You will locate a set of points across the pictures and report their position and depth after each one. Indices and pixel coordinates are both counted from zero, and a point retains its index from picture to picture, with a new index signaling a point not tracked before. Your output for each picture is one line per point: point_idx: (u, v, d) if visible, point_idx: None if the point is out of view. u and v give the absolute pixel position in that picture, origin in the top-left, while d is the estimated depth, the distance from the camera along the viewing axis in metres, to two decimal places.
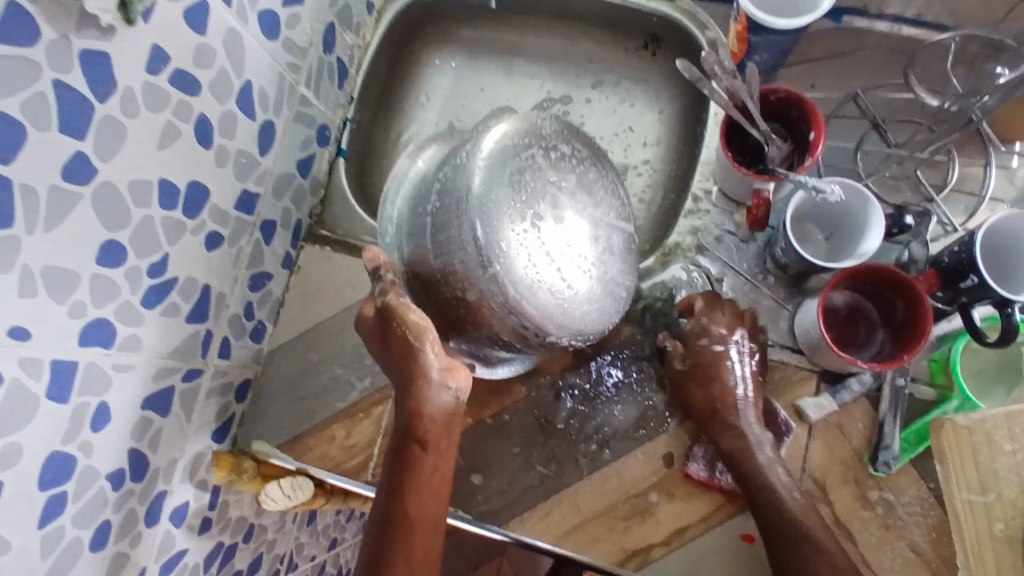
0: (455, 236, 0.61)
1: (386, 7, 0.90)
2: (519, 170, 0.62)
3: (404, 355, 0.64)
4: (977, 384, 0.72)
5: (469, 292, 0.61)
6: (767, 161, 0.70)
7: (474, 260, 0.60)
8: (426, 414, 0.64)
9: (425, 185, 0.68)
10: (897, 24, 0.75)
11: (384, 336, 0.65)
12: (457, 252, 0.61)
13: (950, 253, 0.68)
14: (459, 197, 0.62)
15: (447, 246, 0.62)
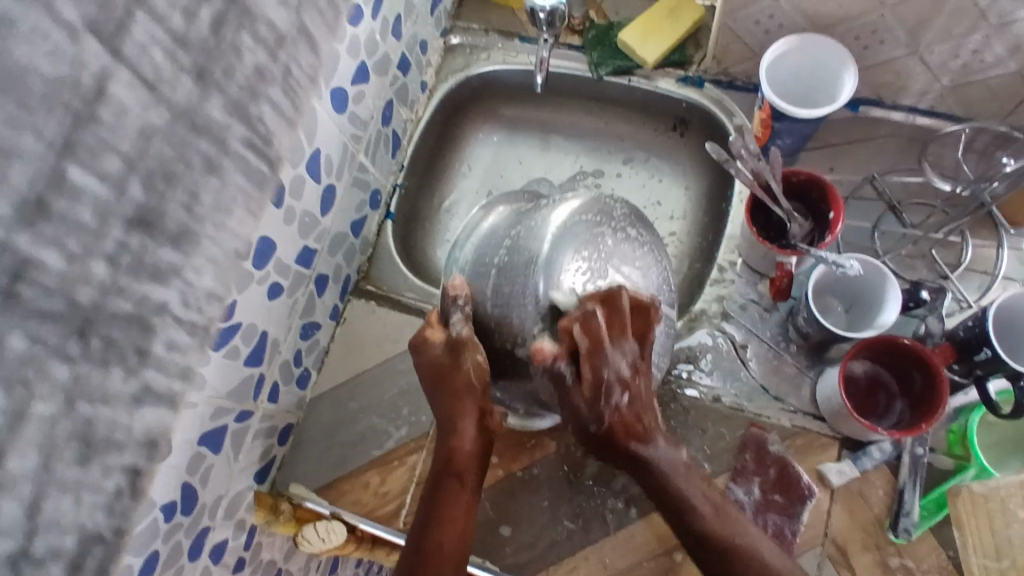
0: (517, 292, 0.64)
1: (437, 85, 0.98)
2: (594, 242, 0.66)
3: (457, 389, 0.67)
4: (994, 455, 0.75)
5: (519, 349, 0.64)
6: (789, 237, 0.75)
7: (532, 319, 0.63)
8: (463, 449, 0.66)
9: (493, 237, 0.69)
10: (911, 114, 0.83)
11: (447, 368, 0.67)
12: (516, 308, 0.64)
13: (964, 327, 0.71)
14: (531, 258, 0.65)
15: (508, 299, 0.64)
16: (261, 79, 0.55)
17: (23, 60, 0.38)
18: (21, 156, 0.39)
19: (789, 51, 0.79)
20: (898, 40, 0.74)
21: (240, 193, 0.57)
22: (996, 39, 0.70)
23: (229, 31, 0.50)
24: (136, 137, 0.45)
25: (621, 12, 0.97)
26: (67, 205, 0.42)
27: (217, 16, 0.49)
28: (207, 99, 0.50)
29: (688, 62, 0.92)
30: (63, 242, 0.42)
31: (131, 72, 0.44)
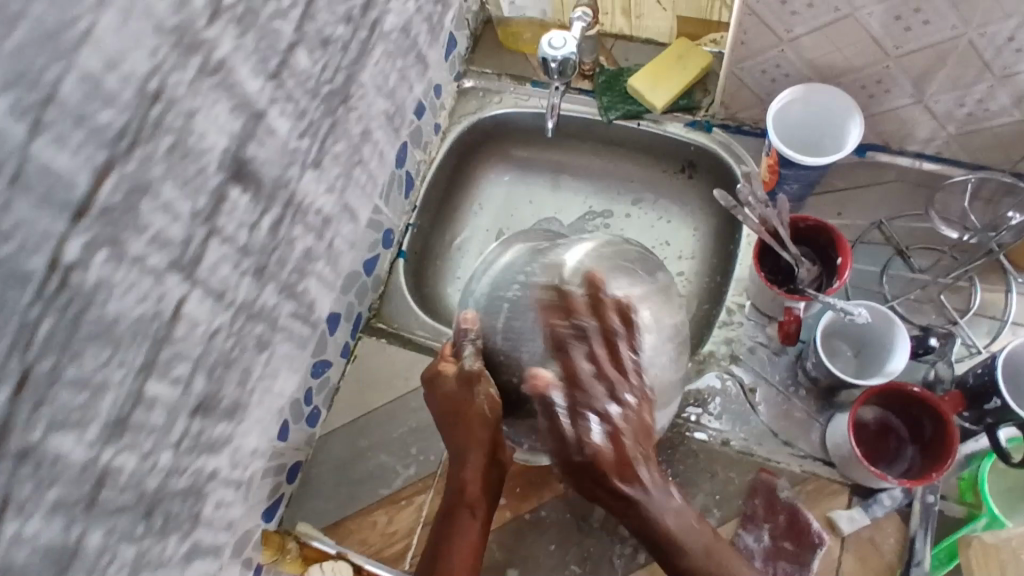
0: (524, 328, 0.64)
1: (451, 127, 1.00)
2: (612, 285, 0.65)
3: (466, 424, 0.69)
4: (1005, 502, 0.74)
5: (523, 385, 0.65)
6: (798, 281, 0.76)
7: (539, 355, 0.63)
8: (469, 484, 0.69)
9: (510, 268, 0.70)
10: (919, 160, 0.84)
11: (458, 403, 0.69)
12: (525, 343, 0.64)
13: (974, 374, 0.72)
14: (540, 295, 0.65)
15: (516, 334, 0.65)
16: (309, 257, 0.69)
17: (114, 312, 0.44)
18: (112, 385, 0.46)
19: (796, 100, 0.80)
20: (904, 89, 0.76)
21: (284, 357, 0.70)
22: (1001, 90, 0.71)
23: (285, 227, 0.62)
24: (202, 341, 0.54)
25: (631, 58, 0.99)
26: (142, 415, 0.50)
27: (274, 223, 0.60)
28: (265, 289, 0.62)
29: (697, 107, 0.93)
30: (139, 442, 0.50)
31: (202, 291, 0.52)
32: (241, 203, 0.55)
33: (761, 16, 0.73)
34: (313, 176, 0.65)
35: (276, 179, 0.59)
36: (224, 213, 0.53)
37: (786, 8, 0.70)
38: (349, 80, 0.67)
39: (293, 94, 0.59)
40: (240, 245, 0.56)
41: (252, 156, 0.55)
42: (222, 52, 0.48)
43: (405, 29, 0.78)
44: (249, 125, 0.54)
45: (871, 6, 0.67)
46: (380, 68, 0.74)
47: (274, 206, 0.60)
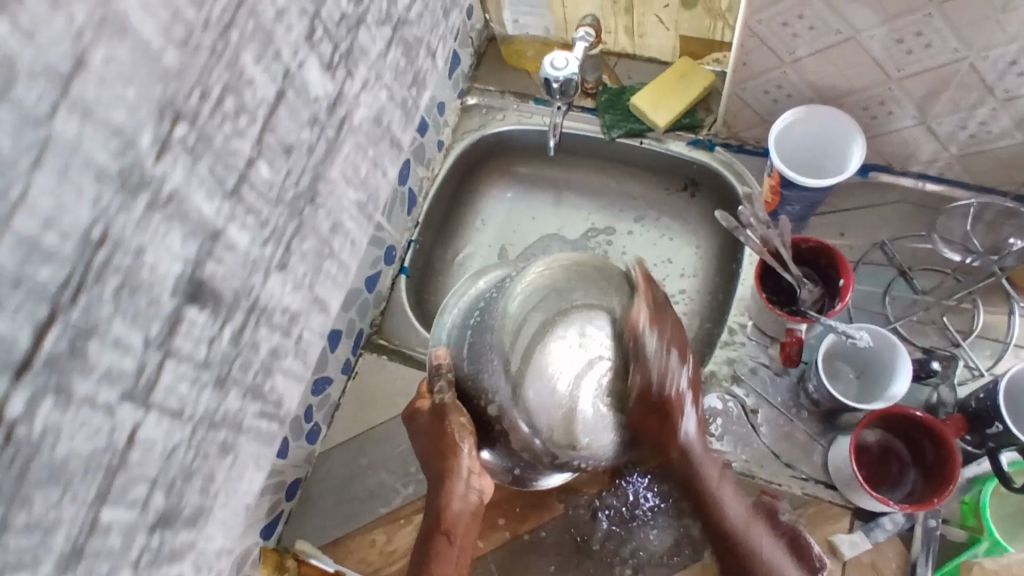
0: (487, 347, 0.69)
1: (454, 143, 1.00)
2: (570, 297, 0.69)
3: (439, 450, 0.67)
4: (1007, 527, 0.73)
5: (490, 404, 0.68)
6: (800, 303, 0.76)
7: (499, 372, 0.68)
8: (452, 509, 0.65)
9: (477, 295, 0.75)
10: (920, 181, 0.84)
11: (432, 432, 0.68)
12: (485, 364, 0.69)
13: (976, 398, 0.72)
14: (498, 314, 0.70)
15: (479, 355, 0.69)
16: (277, 357, 0.63)
17: (63, 453, 0.42)
18: (64, 523, 0.43)
19: (798, 121, 0.80)
20: (907, 111, 0.76)
21: (249, 457, 0.64)
22: (1003, 113, 0.71)
23: (247, 335, 0.57)
24: (161, 460, 0.51)
25: (633, 77, 0.99)
26: (98, 542, 0.47)
27: (236, 332, 0.55)
28: (227, 397, 0.57)
29: (699, 126, 0.93)
30: (96, 570, 0.47)
31: (157, 414, 0.49)
32: (200, 320, 0.50)
33: (763, 39, 0.73)
34: (277, 278, 0.59)
35: (237, 290, 0.54)
36: (179, 334, 0.49)
37: (787, 31, 0.71)
38: (316, 179, 0.61)
39: (254, 207, 0.53)
40: (198, 362, 0.52)
41: (210, 273, 0.50)
42: (173, 182, 0.45)
43: (377, 121, 0.70)
44: (205, 246, 0.49)
45: (873, 29, 0.67)
46: (352, 164, 0.67)
47: (237, 314, 0.54)
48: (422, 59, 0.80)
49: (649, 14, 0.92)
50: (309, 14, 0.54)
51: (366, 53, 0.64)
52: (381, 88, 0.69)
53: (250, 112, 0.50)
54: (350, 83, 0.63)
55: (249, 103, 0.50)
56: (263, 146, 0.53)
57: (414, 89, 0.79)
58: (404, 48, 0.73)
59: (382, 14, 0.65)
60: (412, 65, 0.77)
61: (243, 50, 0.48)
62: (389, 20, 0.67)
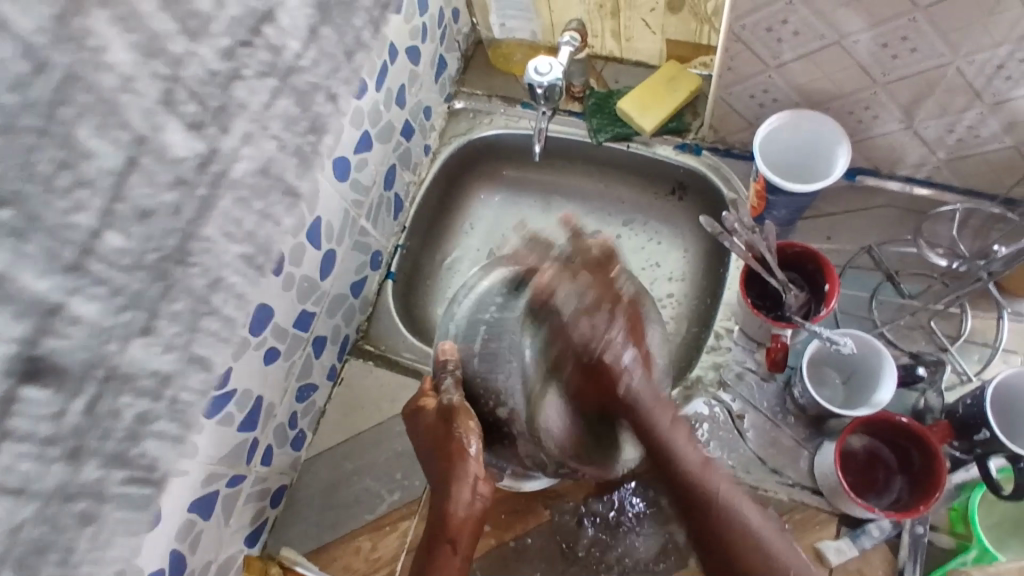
0: (503, 356, 0.71)
1: (442, 148, 1.00)
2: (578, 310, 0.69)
3: (446, 454, 0.65)
4: (994, 534, 0.73)
5: (500, 409, 0.69)
6: (786, 307, 0.75)
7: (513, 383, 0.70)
8: (454, 514, 0.62)
9: (487, 295, 0.75)
10: (908, 184, 0.84)
11: (438, 438, 0.66)
12: (500, 370, 0.70)
13: (964, 404, 0.71)
14: (513, 327, 0.72)
15: (493, 362, 0.70)
16: (147, 419, 0.52)
17: None
18: None
19: (784, 126, 0.80)
20: (893, 115, 0.75)
21: (120, 526, 0.53)
22: (992, 117, 0.71)
23: (105, 403, 0.48)
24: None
25: (621, 81, 0.99)
26: None
27: (90, 401, 0.47)
28: (82, 471, 0.47)
29: (686, 130, 0.93)
30: None
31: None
32: (38, 398, 0.44)
33: (748, 43, 0.73)
34: (140, 344, 0.50)
35: (87, 360, 0.47)
36: (18, 414, 0.43)
37: (771, 36, 0.71)
38: (186, 240, 0.52)
39: (107, 278, 0.47)
40: (41, 438, 0.45)
41: (50, 348, 0.44)
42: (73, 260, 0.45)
43: (263, 172, 0.58)
44: (41, 325, 0.44)
45: (858, 34, 0.67)
46: (231, 222, 0.55)
47: (88, 388, 0.47)
48: (324, 105, 0.64)
49: (635, 18, 0.92)
50: (165, 78, 0.48)
51: (241, 107, 0.55)
52: (258, 132, 0.57)
53: (93, 184, 0.45)
54: (225, 140, 0.54)
55: (91, 174, 0.45)
56: (112, 215, 0.47)
57: (312, 134, 0.63)
58: (296, 97, 0.60)
59: (264, 66, 0.55)
60: (310, 112, 0.62)
61: (96, 112, 0.45)
62: (274, 70, 0.56)
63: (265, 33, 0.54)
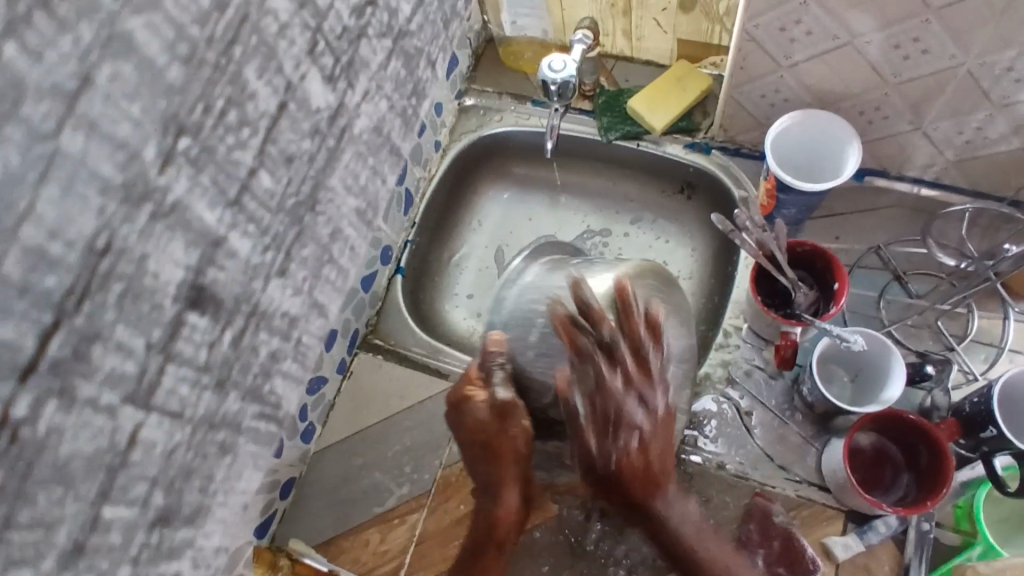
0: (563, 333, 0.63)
1: (452, 144, 1.01)
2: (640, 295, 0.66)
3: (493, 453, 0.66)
4: (1000, 532, 0.74)
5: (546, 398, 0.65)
6: (795, 306, 0.76)
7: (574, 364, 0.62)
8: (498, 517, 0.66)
9: (543, 282, 0.69)
10: (915, 185, 0.84)
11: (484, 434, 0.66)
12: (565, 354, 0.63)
13: (971, 402, 0.72)
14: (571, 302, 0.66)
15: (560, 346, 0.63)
16: (275, 357, 0.67)
17: (67, 453, 0.46)
18: (66, 520, 0.47)
19: (795, 125, 0.81)
20: (902, 115, 0.76)
21: (251, 457, 0.69)
22: (999, 118, 0.72)
23: (247, 339, 0.61)
24: (161, 460, 0.55)
25: (631, 80, 1.00)
26: (99, 538, 0.50)
27: (236, 336, 0.59)
28: (226, 400, 0.61)
29: (696, 129, 0.94)
30: (96, 566, 0.51)
31: (159, 415, 0.53)
32: (202, 325, 0.55)
33: (761, 43, 0.73)
34: (278, 283, 0.64)
35: (240, 296, 0.58)
36: (182, 338, 0.53)
37: (784, 36, 0.71)
38: (317, 191, 0.66)
39: (255, 214, 0.58)
40: (200, 365, 0.56)
41: (212, 280, 0.54)
42: (176, 194, 0.49)
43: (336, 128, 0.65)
44: (207, 254, 0.53)
45: (870, 34, 0.68)
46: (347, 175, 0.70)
47: (237, 320, 0.59)
48: (422, 69, 0.83)
49: (646, 17, 0.92)
50: (311, 28, 0.58)
51: (366, 65, 0.68)
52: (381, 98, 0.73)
53: (193, 129, 0.49)
54: (350, 94, 0.67)
55: (251, 114, 0.54)
56: (237, 149, 0.54)
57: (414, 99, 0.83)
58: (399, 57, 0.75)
59: (381, 27, 0.69)
60: (413, 76, 0.80)
61: (261, 54, 0.53)
62: (389, 32, 0.71)
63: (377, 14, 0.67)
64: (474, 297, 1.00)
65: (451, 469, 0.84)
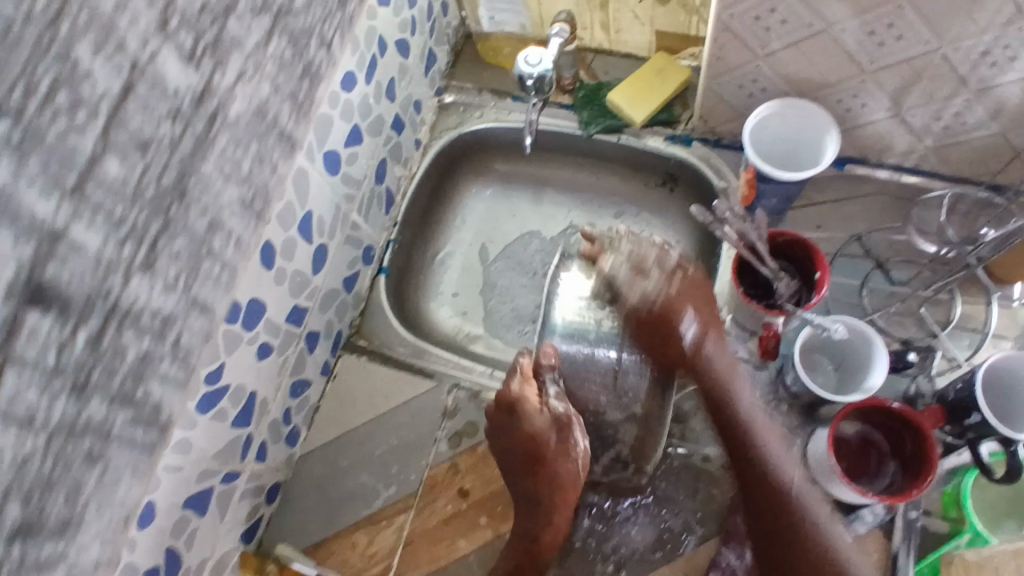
0: None
1: (432, 142, 1.00)
2: None
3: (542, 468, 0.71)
4: (988, 518, 0.74)
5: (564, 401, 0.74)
6: (776, 296, 0.75)
7: None
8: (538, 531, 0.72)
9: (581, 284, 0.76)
10: (896, 172, 0.84)
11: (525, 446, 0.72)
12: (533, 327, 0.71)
13: (955, 389, 0.72)
14: None
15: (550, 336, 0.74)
16: (145, 362, 0.49)
17: None
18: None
19: (773, 114, 0.80)
20: (880, 103, 0.76)
21: (128, 465, 0.51)
22: (977, 104, 0.72)
23: (113, 336, 0.45)
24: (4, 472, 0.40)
25: (610, 72, 0.99)
26: None
27: (94, 335, 0.44)
28: (90, 404, 0.45)
29: (676, 122, 0.94)
30: None
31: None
32: (44, 330, 0.40)
33: (736, 33, 0.73)
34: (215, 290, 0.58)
35: (90, 294, 0.43)
36: (20, 341, 0.39)
37: (759, 25, 0.71)
38: (183, 175, 0.47)
39: (104, 205, 0.42)
40: (46, 368, 0.41)
41: (51, 279, 0.40)
42: (85, 168, 0.41)
43: (258, 115, 0.54)
44: (39, 250, 0.39)
45: (845, 22, 0.67)
46: (228, 161, 0.51)
47: (93, 316, 0.44)
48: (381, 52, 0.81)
49: (623, 10, 0.92)
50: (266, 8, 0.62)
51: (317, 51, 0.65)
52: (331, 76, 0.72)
53: (91, 107, 0.40)
54: None
55: (86, 94, 0.40)
56: (109, 142, 0.42)
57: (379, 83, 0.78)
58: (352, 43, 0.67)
59: None
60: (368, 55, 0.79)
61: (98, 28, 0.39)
62: None
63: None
64: (459, 294, 1.00)
65: (438, 469, 0.83)
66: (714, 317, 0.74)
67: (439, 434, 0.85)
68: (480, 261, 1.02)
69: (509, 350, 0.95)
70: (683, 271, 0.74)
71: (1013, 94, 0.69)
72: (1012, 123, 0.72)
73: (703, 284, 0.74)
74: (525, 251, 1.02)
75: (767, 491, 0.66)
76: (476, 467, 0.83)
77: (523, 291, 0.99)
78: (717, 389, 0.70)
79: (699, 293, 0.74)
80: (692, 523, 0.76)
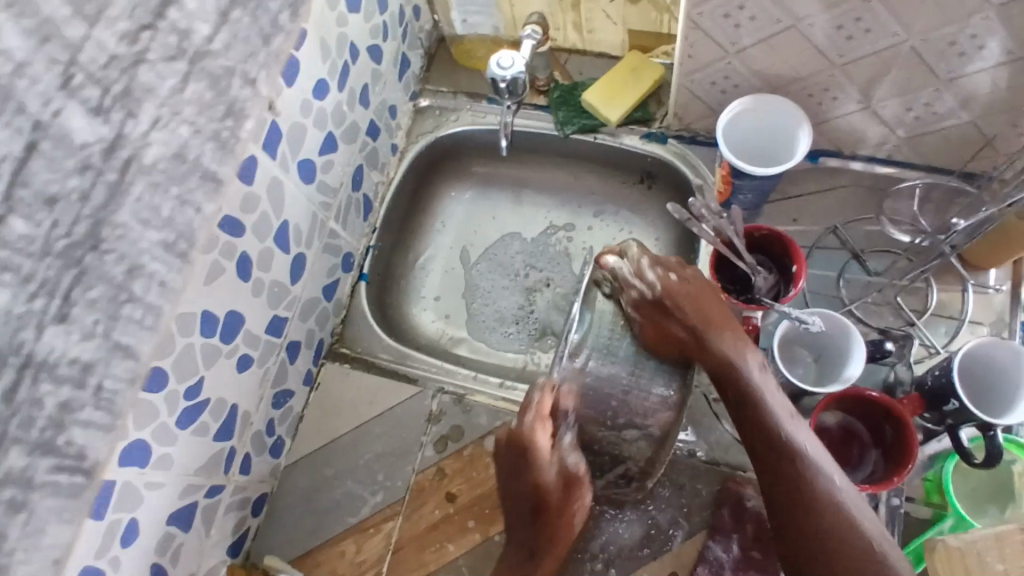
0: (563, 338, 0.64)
1: (409, 147, 1.00)
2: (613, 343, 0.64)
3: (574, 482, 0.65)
4: (970, 503, 0.75)
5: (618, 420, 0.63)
6: (754, 290, 0.76)
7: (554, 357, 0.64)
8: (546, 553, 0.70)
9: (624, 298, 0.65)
10: (869, 164, 0.85)
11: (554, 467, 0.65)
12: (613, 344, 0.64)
13: (932, 375, 0.73)
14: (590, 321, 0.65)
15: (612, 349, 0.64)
16: (67, 410, 0.48)
17: None
18: None
19: (746, 111, 0.81)
20: (851, 95, 0.77)
21: (56, 514, 0.50)
22: (947, 94, 0.72)
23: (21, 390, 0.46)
24: None
25: (585, 72, 0.99)
26: None
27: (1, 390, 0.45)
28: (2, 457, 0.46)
29: (651, 119, 0.94)
30: None
31: None
32: None
33: (706, 31, 0.73)
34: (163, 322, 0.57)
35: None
36: None
37: (729, 23, 0.71)
38: (96, 225, 0.48)
39: (9, 260, 0.45)
40: None
41: None
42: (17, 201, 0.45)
43: (178, 158, 0.52)
44: None
45: (814, 17, 0.68)
46: (146, 207, 0.51)
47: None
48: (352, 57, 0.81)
49: (595, 10, 0.92)
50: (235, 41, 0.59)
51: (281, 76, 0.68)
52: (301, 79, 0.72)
53: None
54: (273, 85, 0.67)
55: None
56: (14, 201, 0.45)
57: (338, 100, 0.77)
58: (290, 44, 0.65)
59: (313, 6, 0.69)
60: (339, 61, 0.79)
61: None
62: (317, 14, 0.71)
63: (169, 16, 0.50)
64: (441, 298, 1.00)
65: (425, 474, 0.83)
66: (729, 318, 0.66)
67: (425, 440, 0.85)
68: (461, 264, 1.02)
69: (494, 352, 0.95)
70: (682, 270, 0.68)
71: (982, 83, 0.70)
72: (982, 111, 0.73)
73: (697, 281, 0.67)
74: (505, 253, 1.02)
75: (800, 502, 0.59)
76: (463, 471, 0.83)
77: (505, 293, 0.99)
78: (736, 383, 0.63)
79: (703, 295, 0.66)
80: (679, 518, 0.76)
